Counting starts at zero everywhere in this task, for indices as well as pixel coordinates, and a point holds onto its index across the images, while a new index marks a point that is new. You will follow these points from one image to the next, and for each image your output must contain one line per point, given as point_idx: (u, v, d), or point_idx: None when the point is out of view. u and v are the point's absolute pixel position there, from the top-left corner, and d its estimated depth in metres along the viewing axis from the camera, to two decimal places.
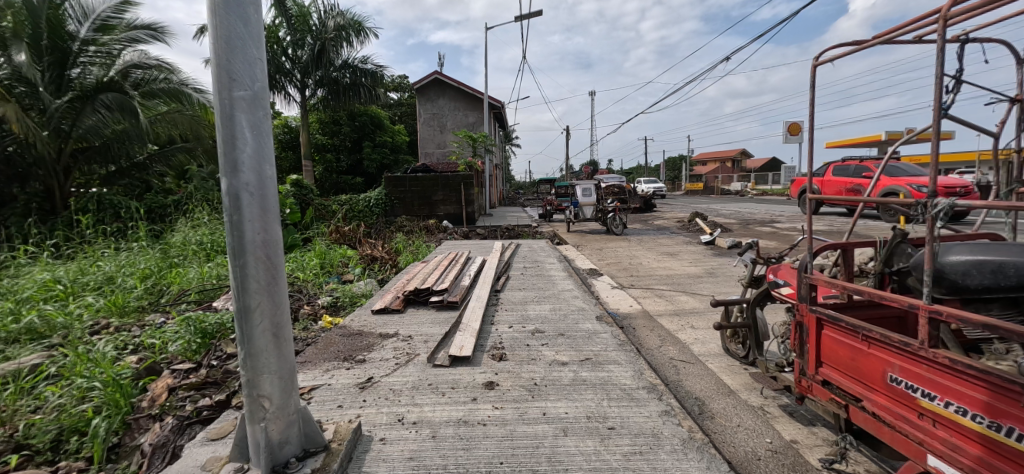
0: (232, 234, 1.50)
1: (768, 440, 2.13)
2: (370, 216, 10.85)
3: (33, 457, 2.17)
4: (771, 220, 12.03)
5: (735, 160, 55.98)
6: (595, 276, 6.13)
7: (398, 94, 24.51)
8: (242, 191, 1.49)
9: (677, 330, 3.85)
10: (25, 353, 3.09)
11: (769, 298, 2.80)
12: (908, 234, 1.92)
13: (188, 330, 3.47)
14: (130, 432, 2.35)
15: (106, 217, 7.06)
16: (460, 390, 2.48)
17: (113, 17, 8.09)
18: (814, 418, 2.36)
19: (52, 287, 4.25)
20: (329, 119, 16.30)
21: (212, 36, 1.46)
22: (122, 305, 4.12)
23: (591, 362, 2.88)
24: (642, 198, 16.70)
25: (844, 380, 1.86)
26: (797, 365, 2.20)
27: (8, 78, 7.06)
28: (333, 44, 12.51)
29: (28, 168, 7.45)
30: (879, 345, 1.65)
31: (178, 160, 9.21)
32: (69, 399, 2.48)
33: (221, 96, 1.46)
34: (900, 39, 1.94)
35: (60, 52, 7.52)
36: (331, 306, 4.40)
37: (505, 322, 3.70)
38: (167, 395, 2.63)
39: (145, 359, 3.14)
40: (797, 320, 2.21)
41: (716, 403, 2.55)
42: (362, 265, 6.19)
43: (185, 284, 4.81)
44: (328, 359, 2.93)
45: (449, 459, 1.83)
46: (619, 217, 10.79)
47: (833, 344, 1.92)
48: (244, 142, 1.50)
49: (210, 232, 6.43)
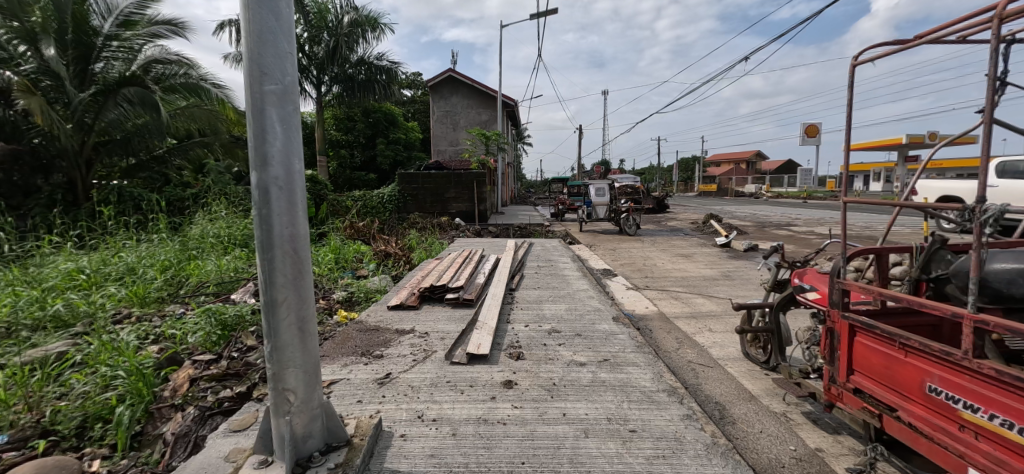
0: (262, 228, 1.52)
1: (792, 448, 2.09)
2: (383, 213, 11.03)
3: (59, 442, 2.23)
4: (787, 223, 11.82)
5: (749, 162, 55.25)
6: (609, 276, 6.07)
7: (410, 91, 24.54)
8: (271, 185, 1.50)
9: (695, 333, 3.80)
10: (52, 341, 3.17)
11: (793, 302, 2.74)
12: (947, 240, 1.84)
13: (209, 322, 3.51)
14: (153, 420, 2.41)
15: (127, 208, 7.25)
16: (479, 389, 2.47)
17: (135, 13, 8.17)
18: (839, 426, 2.31)
19: (76, 276, 4.35)
20: (344, 115, 16.44)
21: (245, 31, 1.47)
22: (143, 296, 4.19)
23: (609, 363, 2.85)
24: (655, 199, 16.45)
25: (878, 389, 1.80)
26: (827, 372, 2.14)
27: (35, 72, 7.28)
28: (348, 40, 12.57)
29: (52, 159, 7.65)
30: (917, 354, 1.60)
31: (196, 153, 9.30)
32: (94, 386, 2.54)
33: (252, 91, 1.47)
34: (948, 39, 1.84)
35: (84, 47, 7.68)
36: (346, 301, 4.43)
37: (521, 320, 3.68)
38: (189, 385, 2.66)
39: (167, 349, 3.20)
40: (827, 326, 2.15)
41: (737, 408, 2.51)
42: (376, 261, 6.20)
43: (203, 276, 4.91)
44: (346, 354, 2.95)
45: (470, 457, 1.82)
46: (632, 218, 10.67)
47: (866, 351, 1.87)
48: (274, 136, 1.51)
49: (227, 225, 6.53)
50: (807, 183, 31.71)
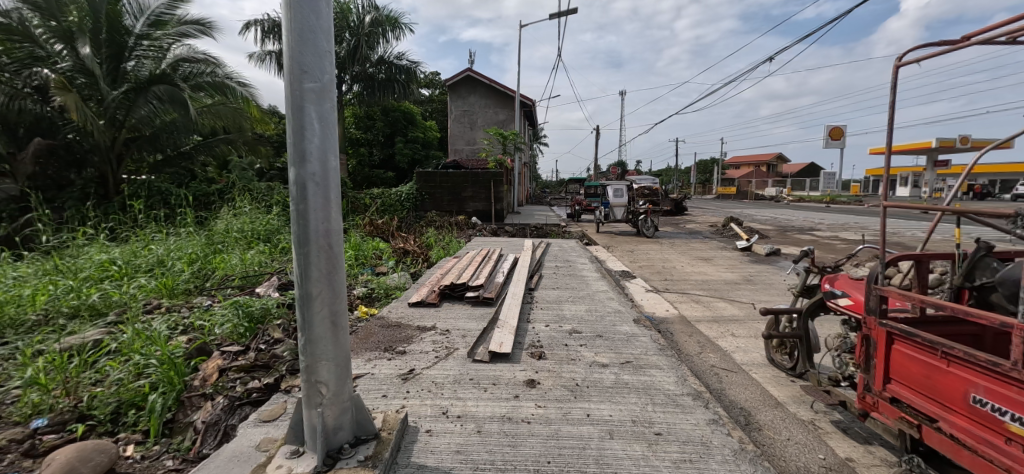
0: (298, 223, 1.55)
1: (822, 456, 2.05)
2: (401, 210, 11.15)
3: (95, 427, 2.31)
4: (810, 228, 11.54)
5: (769, 165, 54.16)
6: (628, 278, 6.03)
7: (429, 90, 24.73)
8: (309, 180, 1.53)
9: (717, 338, 3.74)
10: (88, 329, 3.30)
11: (823, 308, 2.68)
12: (994, 247, 1.78)
13: (236, 314, 3.60)
14: (183, 409, 2.48)
15: (155, 203, 7.49)
16: (502, 387, 2.48)
17: (165, 13, 8.38)
18: (870, 436, 2.25)
19: (108, 267, 4.50)
20: (364, 113, 16.67)
21: (286, 30, 1.51)
22: (172, 287, 4.31)
23: (632, 365, 2.83)
24: (673, 201, 16.23)
25: (916, 399, 1.76)
26: (861, 380, 2.09)
27: (71, 70, 7.56)
28: (369, 40, 12.77)
29: (84, 154, 7.96)
30: (961, 363, 1.55)
31: (221, 150, 9.53)
32: (127, 374, 2.63)
33: (292, 88, 1.50)
34: (999, 40, 1.78)
35: (116, 46, 7.93)
36: (366, 297, 4.50)
37: (541, 320, 3.69)
38: (218, 375, 2.72)
39: (195, 339, 3.29)
40: (862, 333, 2.09)
41: (763, 414, 2.47)
42: (395, 258, 6.28)
43: (228, 269, 5.04)
44: (370, 349, 2.99)
45: (496, 454, 1.83)
46: (650, 219, 10.58)
47: (905, 359, 1.81)
48: (311, 133, 1.53)
49: (251, 220, 6.68)
50: (830, 186, 30.89)
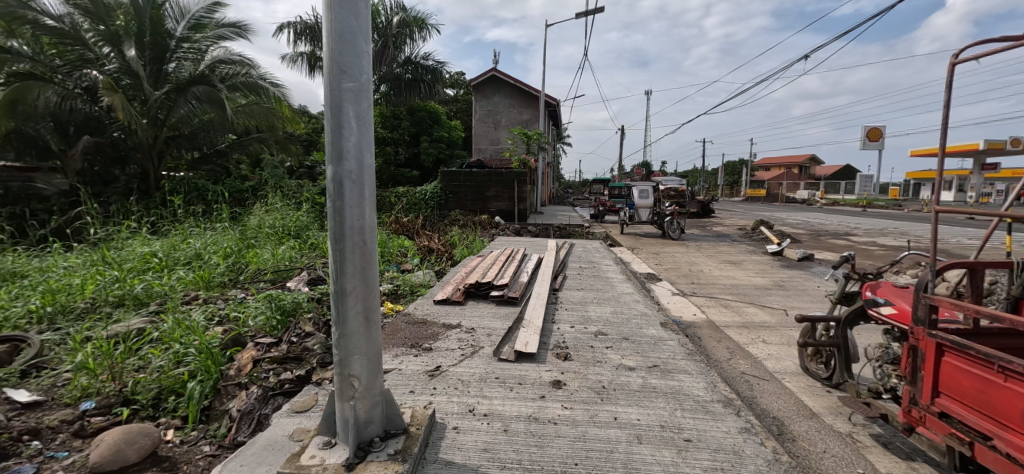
0: (334, 220, 1.59)
1: (861, 471, 1.96)
2: (425, 209, 11.29)
3: (138, 411, 2.43)
4: (846, 233, 11.08)
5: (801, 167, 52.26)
6: (654, 281, 5.93)
7: (454, 90, 24.94)
8: (345, 178, 1.57)
9: (748, 344, 3.64)
10: (132, 317, 3.47)
11: (863, 317, 2.56)
12: None
13: (269, 306, 3.72)
14: (219, 397, 2.57)
15: (193, 199, 7.83)
16: (528, 387, 2.47)
17: (205, 17, 8.80)
18: (913, 452, 2.14)
19: (150, 260, 4.72)
20: (389, 113, 16.96)
21: (326, 31, 1.55)
22: (208, 280, 4.49)
23: (659, 369, 2.78)
24: (699, 203, 15.86)
25: (968, 415, 1.66)
26: (907, 393, 1.98)
27: (117, 72, 7.99)
28: (396, 40, 12.99)
29: (128, 152, 8.36)
30: (1018, 379, 1.45)
31: (253, 148, 9.88)
32: (168, 362, 2.75)
33: (331, 88, 1.54)
34: None
35: (159, 48, 8.32)
36: (393, 293, 4.58)
37: (566, 321, 3.66)
38: (253, 366, 2.82)
39: (231, 331, 3.42)
40: (909, 344, 1.98)
41: (797, 425, 2.38)
42: (420, 256, 6.36)
43: (261, 264, 5.22)
44: (397, 345, 3.04)
45: (523, 454, 1.83)
46: (676, 221, 10.38)
47: (957, 372, 1.71)
48: (349, 131, 1.57)
49: (282, 217, 6.90)
50: (867, 189, 29.58)
